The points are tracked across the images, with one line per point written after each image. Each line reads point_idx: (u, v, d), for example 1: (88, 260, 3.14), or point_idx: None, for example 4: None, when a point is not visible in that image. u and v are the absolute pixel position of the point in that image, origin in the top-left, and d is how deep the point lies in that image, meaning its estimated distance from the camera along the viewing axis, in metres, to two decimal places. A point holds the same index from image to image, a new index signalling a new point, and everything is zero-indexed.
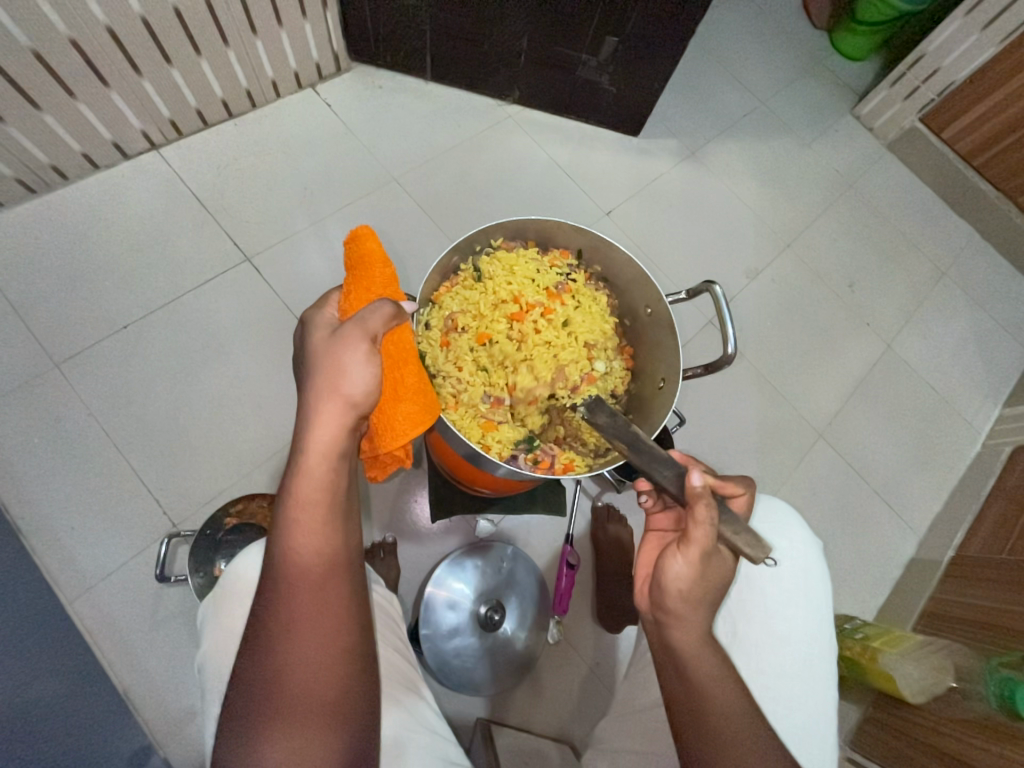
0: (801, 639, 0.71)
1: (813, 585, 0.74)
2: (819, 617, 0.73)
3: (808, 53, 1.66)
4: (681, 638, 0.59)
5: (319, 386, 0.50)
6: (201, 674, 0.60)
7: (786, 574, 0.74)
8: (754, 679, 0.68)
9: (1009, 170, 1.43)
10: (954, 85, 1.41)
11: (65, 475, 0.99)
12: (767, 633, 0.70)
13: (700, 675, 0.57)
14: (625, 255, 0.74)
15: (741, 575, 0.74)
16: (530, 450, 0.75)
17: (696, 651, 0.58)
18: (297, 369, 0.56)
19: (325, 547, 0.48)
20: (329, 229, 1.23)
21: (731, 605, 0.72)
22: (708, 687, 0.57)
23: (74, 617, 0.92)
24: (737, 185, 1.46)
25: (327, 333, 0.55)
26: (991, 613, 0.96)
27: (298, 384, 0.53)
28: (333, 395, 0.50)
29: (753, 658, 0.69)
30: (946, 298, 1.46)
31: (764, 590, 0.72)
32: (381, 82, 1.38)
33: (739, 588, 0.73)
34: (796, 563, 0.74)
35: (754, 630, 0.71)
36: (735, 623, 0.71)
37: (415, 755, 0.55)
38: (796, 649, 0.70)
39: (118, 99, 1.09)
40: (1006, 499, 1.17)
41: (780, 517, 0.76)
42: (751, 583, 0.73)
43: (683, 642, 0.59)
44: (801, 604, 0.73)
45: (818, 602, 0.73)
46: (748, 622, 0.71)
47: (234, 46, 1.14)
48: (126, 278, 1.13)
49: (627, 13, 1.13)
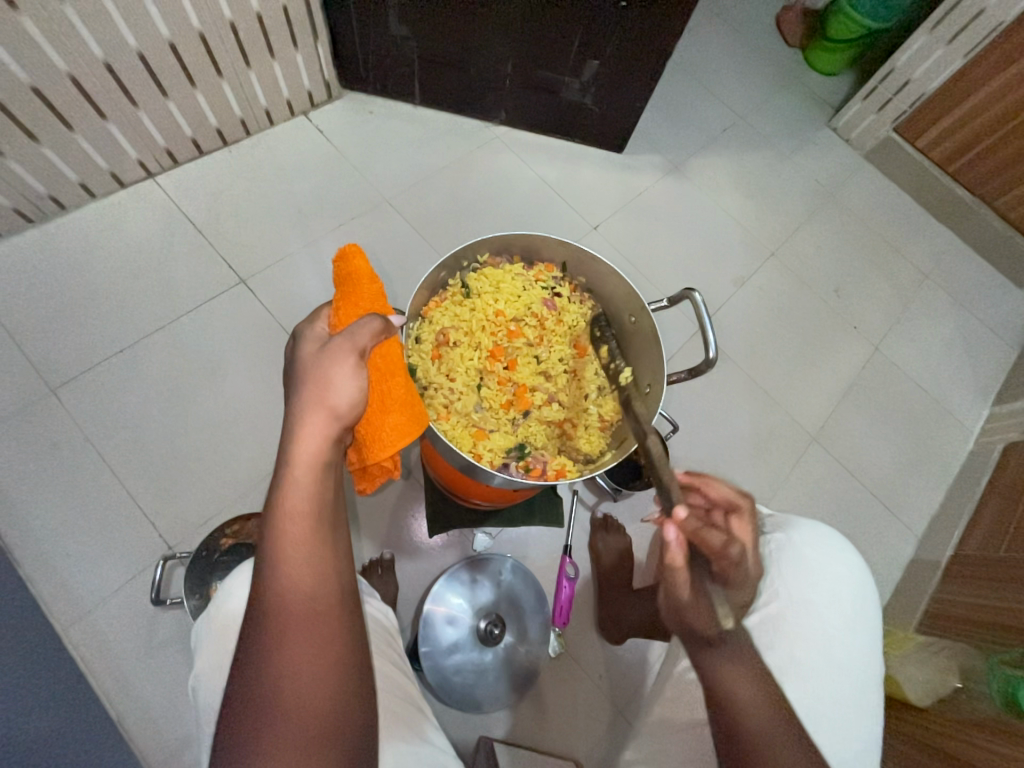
0: (852, 665, 0.69)
1: (865, 612, 0.73)
2: (871, 645, 0.71)
3: (784, 69, 1.72)
4: (719, 683, 0.57)
5: (305, 398, 0.51)
6: (196, 694, 0.59)
7: (844, 599, 0.72)
8: (810, 705, 0.65)
9: (984, 174, 1.47)
10: (925, 97, 1.47)
11: (59, 500, 0.99)
12: (823, 659, 0.67)
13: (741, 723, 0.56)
14: (608, 268, 0.75)
15: (799, 598, 0.70)
16: (521, 458, 0.76)
17: (736, 699, 0.56)
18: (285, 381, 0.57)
19: (312, 556, 0.48)
20: (322, 250, 1.26)
21: (786, 627, 0.69)
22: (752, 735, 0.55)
23: (68, 644, 0.91)
24: (720, 197, 1.50)
25: (316, 345, 0.56)
26: (990, 610, 0.96)
27: (286, 396, 0.54)
28: (319, 406, 0.51)
29: (807, 681, 0.66)
30: (931, 300, 1.49)
31: (820, 614, 0.70)
32: (372, 107, 1.42)
33: (795, 610, 0.70)
34: (852, 588, 0.73)
35: (811, 652, 0.67)
36: (792, 647, 0.67)
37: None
38: (849, 676, 0.68)
39: (115, 130, 1.12)
40: (1001, 496, 1.17)
41: (834, 543, 0.76)
42: (809, 606, 0.70)
43: (722, 685, 0.57)
44: (855, 629, 0.71)
45: (869, 627, 0.72)
46: (805, 646, 0.67)
47: (228, 78, 1.18)
48: (123, 302, 1.14)
49: (606, 36, 1.19)
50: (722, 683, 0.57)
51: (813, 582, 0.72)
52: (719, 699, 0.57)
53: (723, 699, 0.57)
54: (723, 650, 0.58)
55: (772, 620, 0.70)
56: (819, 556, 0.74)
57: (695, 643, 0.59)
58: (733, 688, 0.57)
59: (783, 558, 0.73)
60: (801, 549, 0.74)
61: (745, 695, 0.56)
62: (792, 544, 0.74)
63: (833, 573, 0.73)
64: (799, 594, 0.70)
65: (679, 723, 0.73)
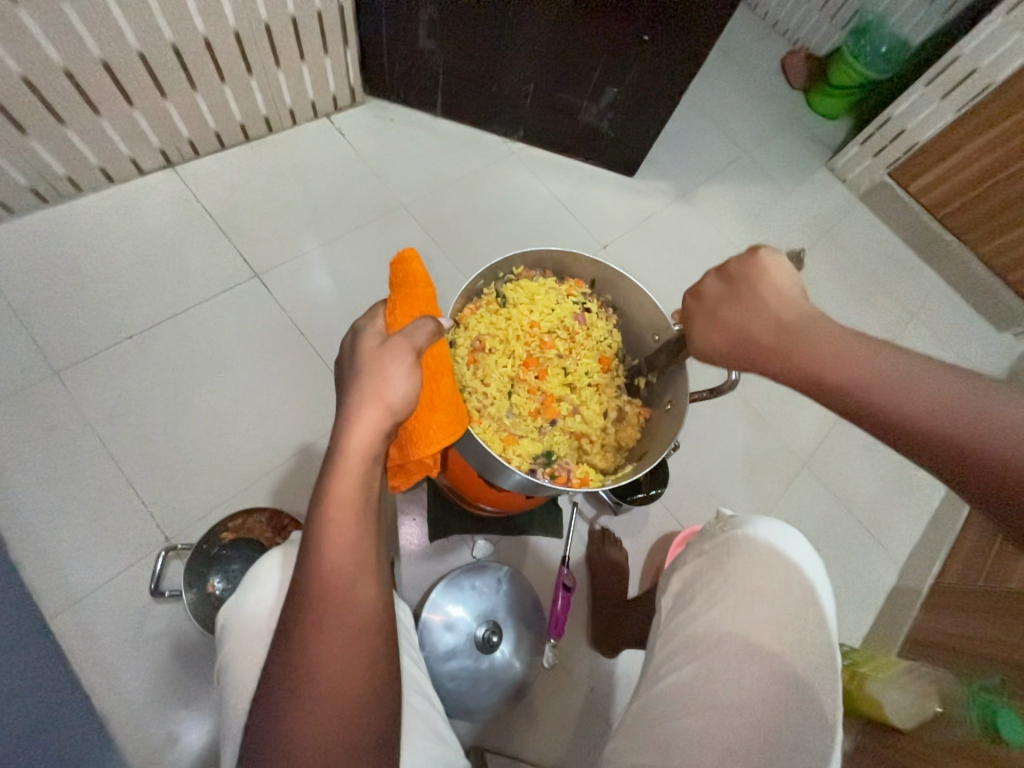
0: (809, 648, 0.68)
1: (822, 598, 0.73)
2: (830, 635, 0.70)
3: (788, 110, 1.81)
4: (859, 376, 0.54)
5: (362, 392, 0.51)
6: (219, 685, 0.59)
7: (801, 586, 0.72)
8: (772, 697, 0.64)
9: (970, 222, 1.55)
10: (918, 146, 1.56)
11: (55, 484, 0.97)
12: (780, 644, 0.67)
13: (903, 396, 0.52)
14: (637, 287, 0.78)
15: (750, 586, 0.71)
16: (548, 464, 0.77)
17: (882, 379, 0.53)
18: (339, 372, 0.58)
19: (357, 546, 0.48)
20: (336, 250, 1.27)
21: (741, 613, 0.70)
22: (918, 395, 0.51)
23: (55, 633, 0.88)
24: (724, 226, 1.56)
25: (376, 340, 0.56)
26: (966, 636, 1.00)
27: (341, 388, 0.55)
28: (375, 401, 0.51)
29: (763, 668, 0.66)
30: (918, 338, 1.56)
31: (774, 601, 0.70)
32: (393, 115, 1.45)
33: (749, 598, 0.71)
34: (806, 574, 0.73)
35: (767, 640, 0.67)
36: (747, 634, 0.68)
37: (423, 755, 0.55)
38: (809, 660, 0.67)
39: (141, 118, 1.13)
40: (980, 530, 1.22)
41: (787, 535, 0.77)
42: (762, 594, 0.71)
43: (860, 375, 0.54)
44: (812, 615, 0.70)
45: (827, 614, 0.72)
46: (759, 632, 0.68)
47: (257, 75, 1.20)
48: (134, 288, 1.14)
49: (627, 65, 1.24)
50: (857, 378, 0.54)
51: (766, 570, 0.73)
52: (880, 387, 0.53)
53: (872, 394, 0.53)
54: (840, 341, 0.56)
55: (727, 610, 0.70)
56: (775, 548, 0.75)
57: (831, 360, 0.55)
58: (888, 373, 0.53)
59: (737, 551, 0.75)
60: (754, 544, 0.75)
61: (877, 363, 0.54)
62: (745, 538, 0.76)
63: (788, 562, 0.74)
64: (749, 583, 0.72)
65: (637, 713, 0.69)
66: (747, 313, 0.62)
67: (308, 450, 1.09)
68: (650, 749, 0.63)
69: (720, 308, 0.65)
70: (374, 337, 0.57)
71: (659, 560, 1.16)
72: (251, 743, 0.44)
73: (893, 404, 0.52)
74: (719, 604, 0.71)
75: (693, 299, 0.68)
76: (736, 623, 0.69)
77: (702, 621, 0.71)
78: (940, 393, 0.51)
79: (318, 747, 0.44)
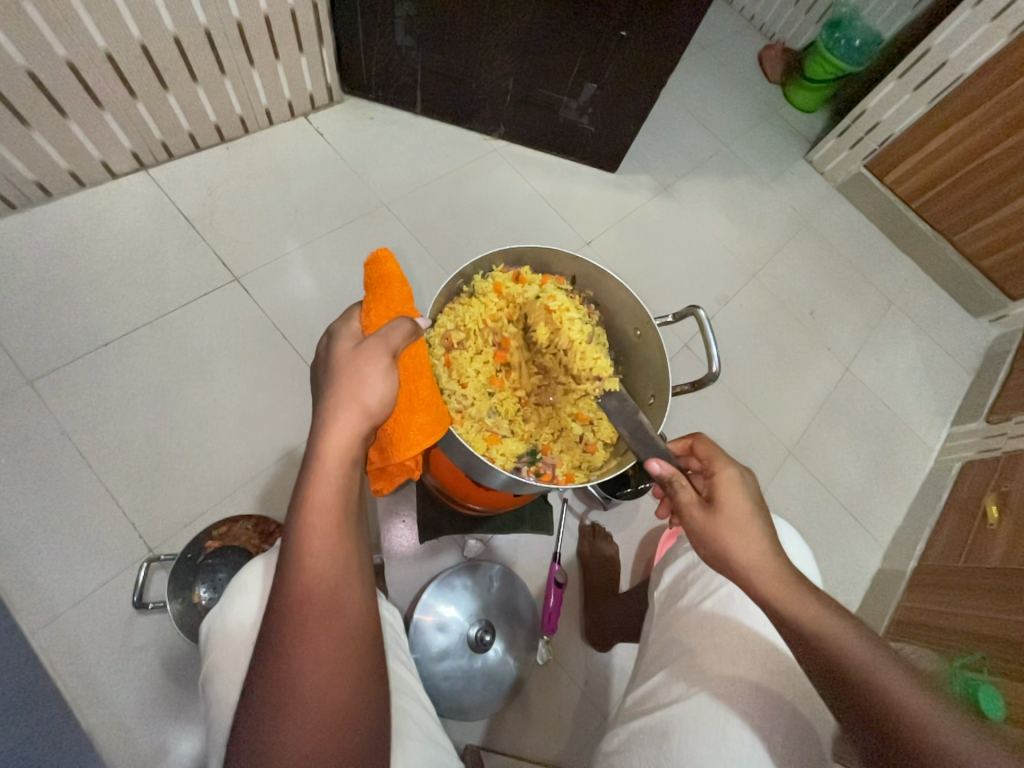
0: None
1: None
2: None
3: (766, 102, 1.83)
4: (804, 629, 0.53)
5: (339, 395, 0.51)
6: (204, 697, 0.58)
7: None
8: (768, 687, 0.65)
9: (943, 212, 1.58)
10: (893, 137, 1.58)
11: (31, 498, 0.95)
12: (772, 634, 0.68)
13: (849, 668, 0.49)
14: (617, 283, 0.78)
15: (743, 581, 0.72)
16: (533, 462, 0.78)
17: (827, 637, 0.52)
18: (316, 376, 0.57)
19: (338, 553, 0.48)
20: (318, 251, 1.25)
21: (736, 608, 0.70)
22: (858, 668, 0.49)
23: (36, 649, 0.86)
24: (707, 219, 1.58)
25: (351, 344, 0.56)
26: (949, 616, 1.03)
27: (318, 392, 0.54)
28: (351, 403, 0.51)
29: (756, 658, 0.66)
30: (896, 325, 1.59)
31: None
32: (372, 114, 1.44)
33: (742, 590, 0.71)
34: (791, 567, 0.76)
35: (759, 629, 0.68)
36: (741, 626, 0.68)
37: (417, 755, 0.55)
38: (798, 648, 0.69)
39: (110, 120, 1.10)
40: (959, 510, 1.26)
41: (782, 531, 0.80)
42: None
43: (821, 640, 0.52)
44: None
45: None
46: (753, 623, 0.69)
47: (230, 75, 1.18)
48: (109, 293, 1.11)
49: (606, 61, 1.25)
50: (808, 632, 0.52)
51: None
52: (826, 645, 0.51)
53: (821, 653, 0.51)
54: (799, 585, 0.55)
55: (721, 603, 0.71)
56: None
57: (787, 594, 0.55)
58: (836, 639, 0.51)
59: None
60: None
61: (823, 624, 0.52)
62: None
63: None
64: None
65: (633, 712, 0.69)
66: (747, 532, 0.58)
67: (295, 453, 1.07)
68: (649, 746, 0.63)
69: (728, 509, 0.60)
70: (349, 339, 0.57)
71: (649, 552, 1.17)
72: (237, 749, 0.44)
73: (834, 663, 0.50)
74: (711, 598, 0.72)
75: (721, 475, 0.63)
76: (729, 613, 0.70)
77: (697, 615, 0.72)
78: (888, 680, 0.48)
79: (304, 750, 0.43)
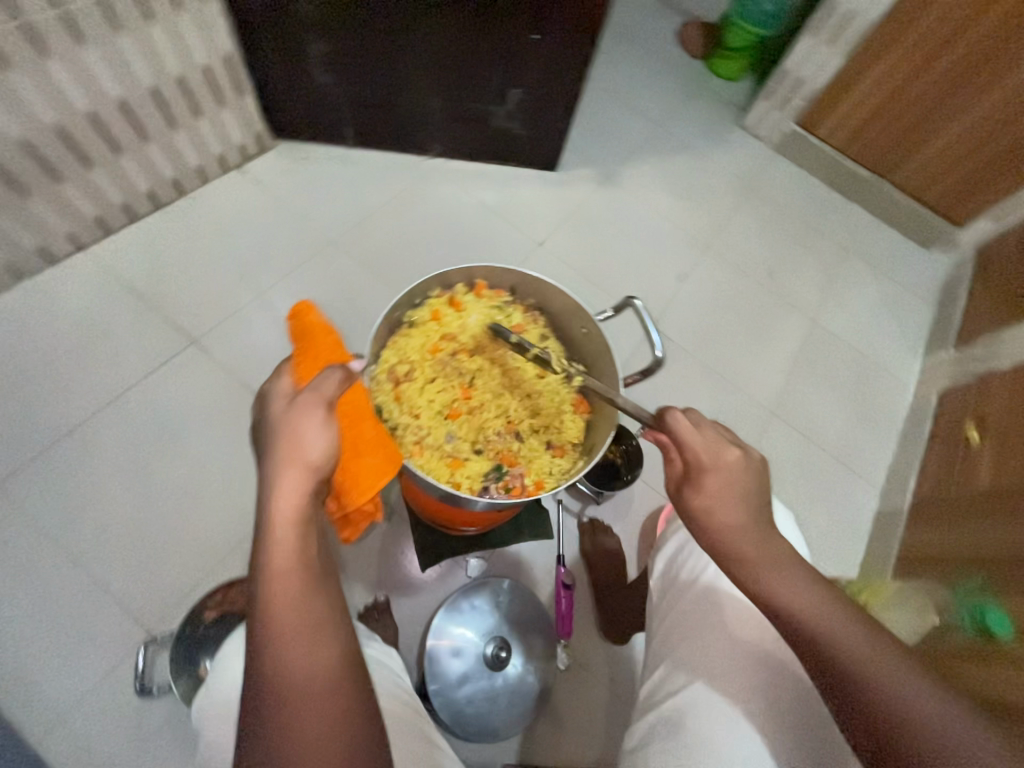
0: None
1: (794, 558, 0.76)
2: None
3: (691, 77, 1.86)
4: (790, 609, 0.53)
5: (281, 456, 0.51)
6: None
7: None
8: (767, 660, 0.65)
9: (878, 154, 1.62)
10: (817, 91, 1.62)
11: (19, 602, 0.93)
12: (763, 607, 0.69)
13: (833, 645, 0.50)
14: (555, 288, 0.79)
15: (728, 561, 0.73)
16: (500, 478, 0.77)
17: (812, 615, 0.52)
18: (256, 442, 0.57)
19: (307, 615, 0.47)
20: (273, 300, 1.24)
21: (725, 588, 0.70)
22: (843, 644, 0.50)
23: (47, 755, 0.84)
24: (653, 201, 1.60)
25: (283, 403, 0.56)
26: (949, 547, 1.05)
27: (260, 457, 0.54)
28: (294, 462, 0.51)
29: (751, 633, 0.67)
30: (854, 272, 1.62)
31: None
32: (307, 154, 1.44)
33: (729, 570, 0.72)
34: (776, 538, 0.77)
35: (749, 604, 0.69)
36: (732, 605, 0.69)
37: None
38: None
39: (38, 207, 1.08)
40: (944, 441, 1.28)
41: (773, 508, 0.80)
42: None
43: (806, 619, 0.52)
44: None
45: None
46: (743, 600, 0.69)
47: (154, 141, 1.18)
48: (67, 380, 1.09)
49: (526, 65, 1.26)
50: (794, 614, 0.52)
51: None
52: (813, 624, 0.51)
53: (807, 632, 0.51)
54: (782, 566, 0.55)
55: (710, 586, 0.71)
56: None
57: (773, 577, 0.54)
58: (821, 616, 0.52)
59: None
60: None
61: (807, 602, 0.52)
62: None
63: None
64: None
65: (649, 704, 0.69)
66: (721, 521, 0.58)
67: None
68: (665, 738, 0.63)
69: (712, 483, 0.59)
70: (280, 399, 0.56)
71: (652, 538, 1.17)
72: None
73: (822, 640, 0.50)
74: (700, 581, 0.72)
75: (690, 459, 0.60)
76: (720, 594, 0.70)
77: (689, 600, 0.72)
78: (868, 651, 0.49)
79: None
